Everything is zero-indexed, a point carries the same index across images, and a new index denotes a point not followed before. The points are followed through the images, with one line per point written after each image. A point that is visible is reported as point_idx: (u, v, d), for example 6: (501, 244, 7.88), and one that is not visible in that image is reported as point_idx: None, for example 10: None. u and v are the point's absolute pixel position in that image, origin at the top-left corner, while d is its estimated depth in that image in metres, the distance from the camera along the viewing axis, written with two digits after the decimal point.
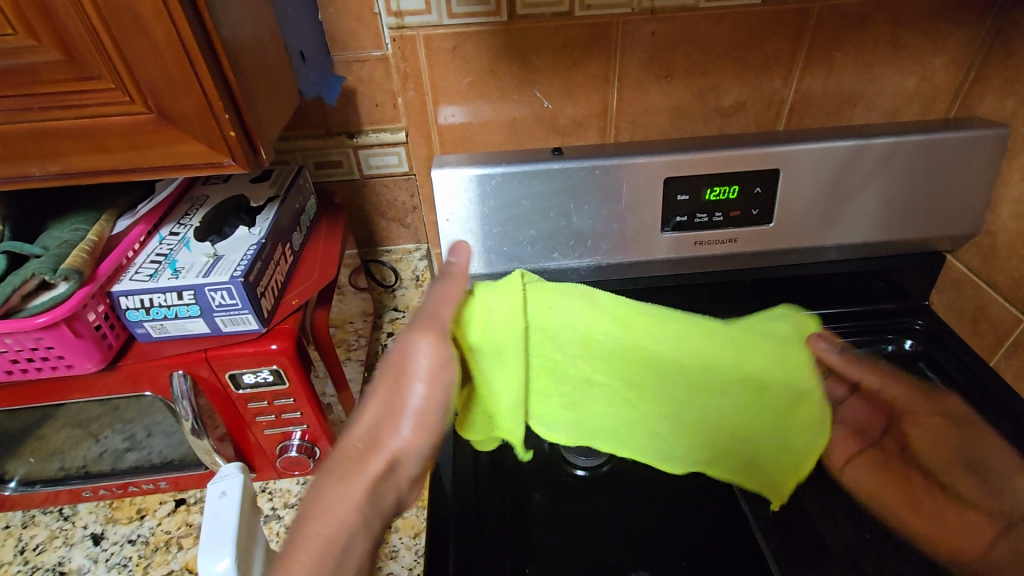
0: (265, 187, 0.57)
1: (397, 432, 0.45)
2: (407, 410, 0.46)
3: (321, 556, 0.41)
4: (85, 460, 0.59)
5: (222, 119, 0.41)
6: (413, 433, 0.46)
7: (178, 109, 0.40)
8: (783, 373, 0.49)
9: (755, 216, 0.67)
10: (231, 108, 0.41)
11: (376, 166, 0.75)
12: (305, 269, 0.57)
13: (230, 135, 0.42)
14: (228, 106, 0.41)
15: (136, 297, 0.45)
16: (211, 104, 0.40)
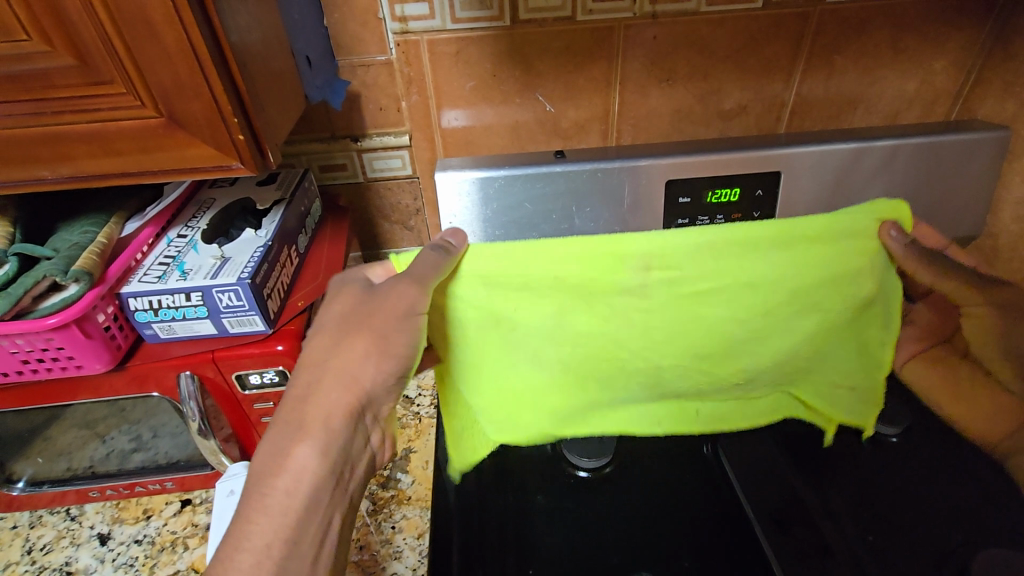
0: (271, 190, 0.58)
1: (360, 375, 0.43)
2: (372, 351, 0.43)
3: (280, 511, 0.39)
4: (91, 461, 0.59)
5: (230, 123, 0.42)
6: (375, 375, 0.43)
7: (188, 114, 0.40)
8: (848, 281, 0.48)
9: (756, 218, 0.68)
10: (239, 113, 0.42)
11: (380, 169, 0.75)
12: (310, 271, 0.57)
13: (239, 139, 0.42)
14: (237, 111, 0.41)
15: (144, 299, 0.45)
16: (220, 109, 0.41)
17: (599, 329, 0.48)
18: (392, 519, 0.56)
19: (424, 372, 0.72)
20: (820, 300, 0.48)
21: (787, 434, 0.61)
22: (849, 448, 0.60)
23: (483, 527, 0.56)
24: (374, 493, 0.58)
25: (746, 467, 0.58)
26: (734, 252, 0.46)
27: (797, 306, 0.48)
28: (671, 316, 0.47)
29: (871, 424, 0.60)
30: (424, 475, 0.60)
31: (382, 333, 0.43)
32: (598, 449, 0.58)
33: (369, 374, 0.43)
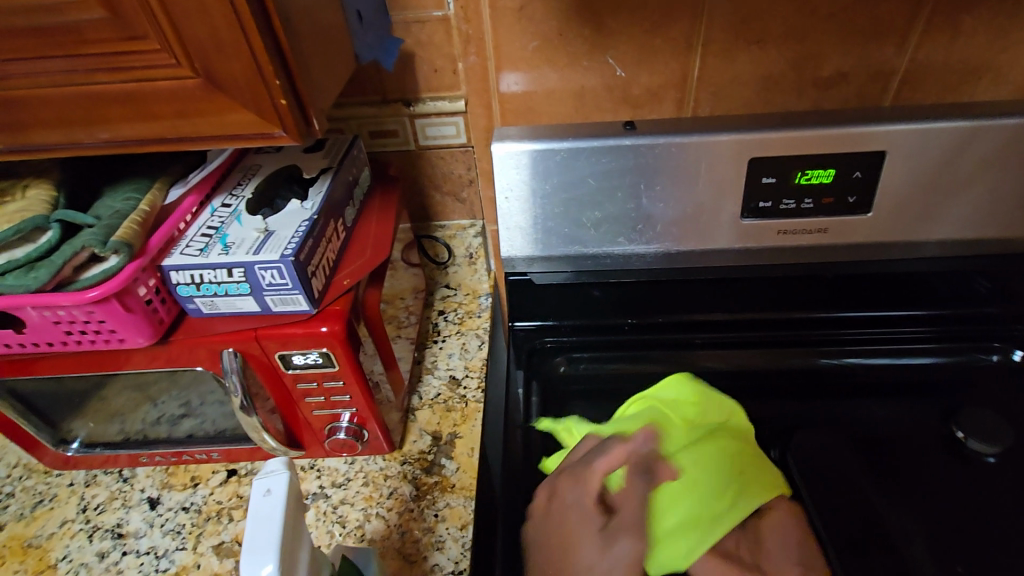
0: (319, 158, 0.54)
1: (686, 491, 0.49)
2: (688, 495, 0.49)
3: None
4: (143, 425, 0.60)
5: (272, 85, 0.37)
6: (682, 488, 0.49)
7: (227, 74, 0.36)
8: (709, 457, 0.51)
9: (850, 204, 0.60)
10: (283, 74, 0.37)
11: (432, 136, 0.71)
12: (358, 245, 0.53)
13: (281, 103, 0.38)
14: (279, 72, 0.37)
15: (185, 273, 0.42)
16: (260, 68, 0.36)
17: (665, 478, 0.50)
18: (435, 507, 0.55)
19: (472, 353, 0.70)
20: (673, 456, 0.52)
21: (868, 445, 0.56)
22: (937, 465, 0.54)
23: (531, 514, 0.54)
24: (418, 479, 0.58)
25: (820, 481, 0.52)
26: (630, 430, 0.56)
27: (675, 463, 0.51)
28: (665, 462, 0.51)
29: (965, 439, 0.55)
30: (469, 463, 0.59)
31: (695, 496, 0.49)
32: None
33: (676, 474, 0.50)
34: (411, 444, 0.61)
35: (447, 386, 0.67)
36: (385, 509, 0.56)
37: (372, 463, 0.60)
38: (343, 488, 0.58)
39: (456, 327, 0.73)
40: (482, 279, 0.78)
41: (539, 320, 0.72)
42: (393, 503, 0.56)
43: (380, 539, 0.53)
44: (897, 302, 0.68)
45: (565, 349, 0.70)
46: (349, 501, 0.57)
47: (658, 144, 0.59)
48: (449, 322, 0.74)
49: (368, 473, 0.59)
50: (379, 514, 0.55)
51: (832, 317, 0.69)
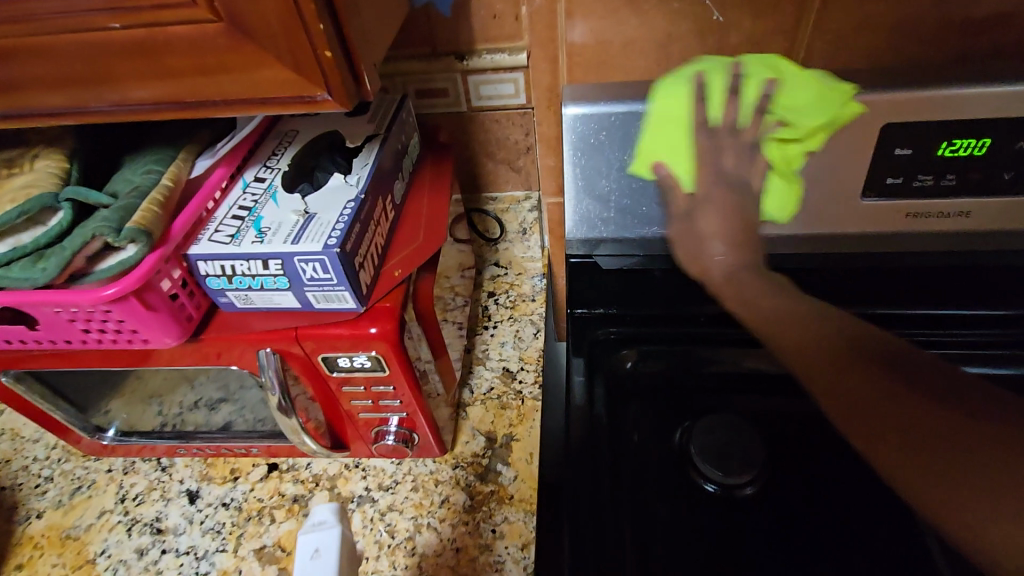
0: (363, 123, 0.46)
1: (761, 290, 0.48)
2: (756, 248, 0.49)
3: None
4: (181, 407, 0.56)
5: (314, 33, 0.29)
6: (762, 287, 0.48)
7: (257, 18, 0.28)
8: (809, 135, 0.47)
9: (1005, 181, 0.49)
10: (326, 17, 0.29)
11: (487, 96, 0.62)
12: (409, 226, 0.46)
13: (325, 56, 0.30)
14: (322, 14, 0.29)
15: (215, 264, 0.36)
16: (299, 9, 0.28)
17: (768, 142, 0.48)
18: (493, 521, 0.50)
19: (527, 342, 0.63)
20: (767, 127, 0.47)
21: None
22: None
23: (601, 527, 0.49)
24: (472, 486, 0.53)
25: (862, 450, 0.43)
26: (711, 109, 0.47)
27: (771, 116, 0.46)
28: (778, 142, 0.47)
29: None
30: (528, 471, 0.53)
31: (727, 144, 0.47)
32: (738, 468, 0.54)
33: (730, 254, 0.49)
34: (464, 445, 0.56)
35: (501, 380, 0.61)
36: (436, 520, 0.51)
37: (421, 465, 0.55)
38: (390, 493, 0.53)
39: (509, 313, 0.66)
40: (536, 256, 0.70)
41: (599, 307, 0.63)
42: (445, 513, 0.51)
43: (432, 554, 0.49)
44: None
45: (633, 340, 0.62)
46: (398, 507, 0.52)
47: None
48: (500, 306, 0.67)
49: (417, 476, 0.54)
50: (430, 524, 0.51)
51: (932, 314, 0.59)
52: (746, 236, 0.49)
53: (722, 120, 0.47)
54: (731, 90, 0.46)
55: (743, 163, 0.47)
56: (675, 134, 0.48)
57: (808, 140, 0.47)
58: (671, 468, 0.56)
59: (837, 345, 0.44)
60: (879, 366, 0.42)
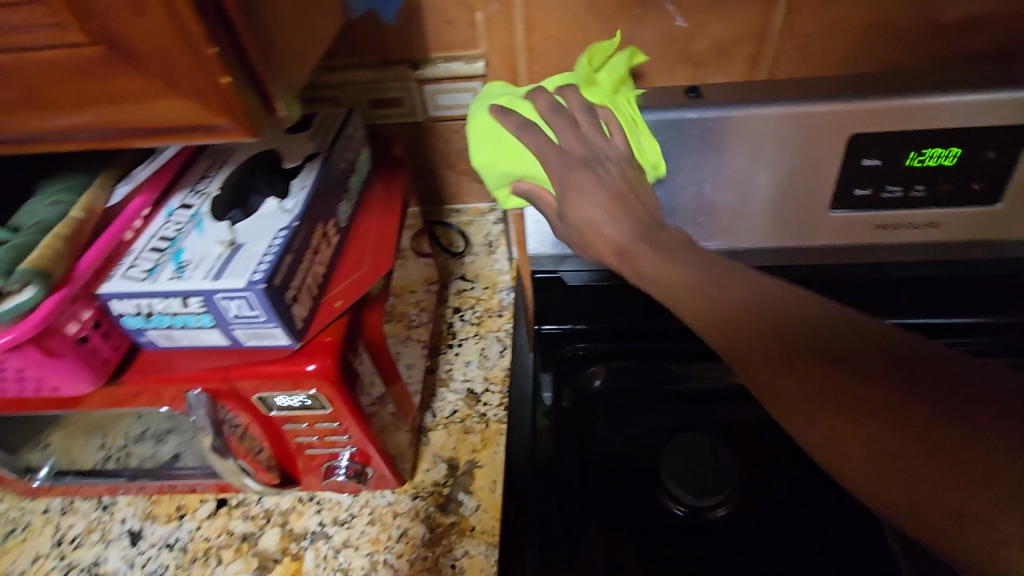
0: (304, 140, 0.43)
1: (662, 261, 0.38)
2: (642, 213, 0.41)
3: None
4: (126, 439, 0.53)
5: (205, 57, 0.25)
6: (660, 258, 0.38)
7: (137, 41, 0.25)
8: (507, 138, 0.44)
9: (974, 192, 0.47)
10: (222, 41, 0.26)
11: (445, 105, 0.59)
12: (355, 249, 0.43)
13: (222, 84, 0.26)
14: (216, 38, 0.25)
15: (129, 302, 0.33)
16: (183, 31, 0.24)
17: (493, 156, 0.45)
18: (452, 556, 0.48)
19: (493, 361, 0.60)
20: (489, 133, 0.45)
21: None
22: None
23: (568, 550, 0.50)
24: (432, 518, 0.50)
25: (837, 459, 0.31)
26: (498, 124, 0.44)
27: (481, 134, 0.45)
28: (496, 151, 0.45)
29: None
30: (491, 500, 0.50)
31: (563, 124, 0.42)
32: (708, 489, 0.52)
33: (623, 223, 0.40)
34: (424, 474, 0.53)
35: (464, 402, 0.58)
36: (394, 556, 0.48)
37: (379, 497, 0.52)
38: (345, 527, 0.50)
39: (475, 330, 0.63)
40: (503, 269, 0.68)
41: (567, 322, 0.62)
42: (403, 549, 0.49)
43: None
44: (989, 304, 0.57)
45: (600, 356, 0.61)
46: (353, 543, 0.49)
47: (740, 115, 0.46)
48: (465, 322, 0.64)
49: (374, 508, 0.51)
50: (387, 561, 0.48)
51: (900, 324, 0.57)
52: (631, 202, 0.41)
53: (541, 115, 0.43)
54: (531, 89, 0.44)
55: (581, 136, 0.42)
56: (491, 134, 0.44)
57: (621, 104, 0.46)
58: (639, 490, 0.54)
59: (782, 346, 0.32)
60: (854, 374, 0.30)
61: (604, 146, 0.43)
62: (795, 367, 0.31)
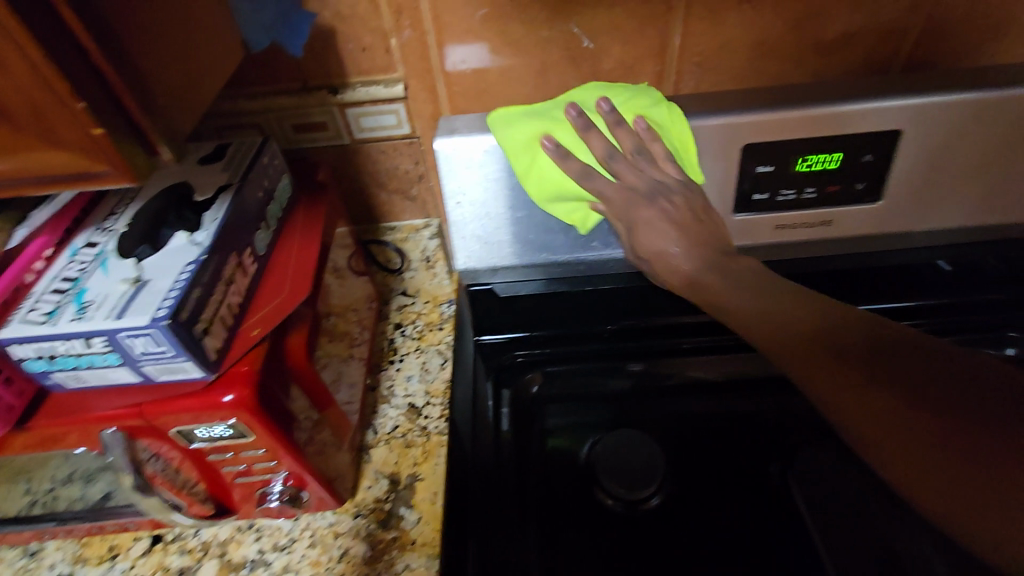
0: (217, 173, 0.44)
1: (718, 286, 0.45)
2: (709, 241, 0.48)
3: None
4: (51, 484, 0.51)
5: (75, 113, 0.27)
6: (721, 281, 0.45)
7: (6, 102, 0.27)
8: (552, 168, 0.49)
9: (858, 191, 0.52)
10: (90, 94, 0.28)
11: (369, 128, 0.60)
12: (275, 277, 0.44)
13: (95, 134, 0.28)
14: (83, 91, 0.27)
15: (30, 346, 0.34)
16: (50, 89, 0.26)
17: (540, 183, 0.50)
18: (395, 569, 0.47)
19: (434, 374, 0.59)
20: (541, 162, 0.49)
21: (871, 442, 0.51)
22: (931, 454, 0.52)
23: (508, 547, 0.51)
24: (373, 534, 0.50)
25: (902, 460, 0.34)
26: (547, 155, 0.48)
27: (531, 162, 0.49)
28: (547, 177, 0.49)
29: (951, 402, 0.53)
30: (432, 511, 0.50)
31: (623, 167, 0.47)
32: (642, 479, 0.54)
33: (694, 259, 0.47)
34: (366, 491, 0.53)
35: (406, 418, 0.57)
36: None
37: (320, 519, 0.52)
38: (286, 553, 0.50)
39: (416, 344, 0.62)
40: (444, 284, 0.67)
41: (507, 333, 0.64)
42: (344, 568, 0.48)
43: None
44: (891, 292, 0.61)
45: (539, 362, 0.63)
46: (293, 568, 0.49)
47: (700, 126, 0.48)
48: (407, 337, 0.63)
49: (316, 530, 0.51)
50: None
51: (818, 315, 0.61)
52: (697, 237, 0.48)
53: (596, 157, 0.47)
54: (582, 130, 0.47)
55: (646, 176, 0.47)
56: (547, 173, 0.49)
57: (671, 130, 0.48)
58: (576, 490, 0.55)
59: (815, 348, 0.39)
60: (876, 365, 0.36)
61: (665, 179, 0.47)
62: (844, 374, 0.37)
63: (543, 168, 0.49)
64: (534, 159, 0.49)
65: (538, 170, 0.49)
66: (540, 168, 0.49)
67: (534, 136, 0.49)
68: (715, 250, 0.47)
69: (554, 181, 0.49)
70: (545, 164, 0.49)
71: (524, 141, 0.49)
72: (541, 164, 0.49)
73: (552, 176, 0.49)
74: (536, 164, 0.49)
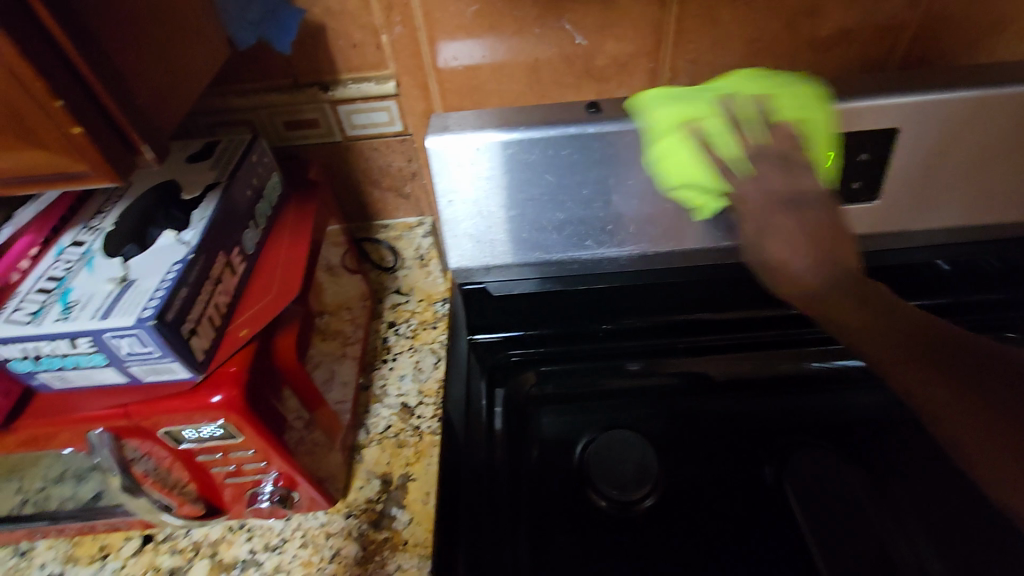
0: (205, 171, 0.43)
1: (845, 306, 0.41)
2: (845, 255, 0.43)
3: None
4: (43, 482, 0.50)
5: (53, 111, 0.27)
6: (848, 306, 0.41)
7: None
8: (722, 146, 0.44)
9: (854, 190, 0.51)
10: (67, 91, 0.27)
11: (362, 125, 0.60)
12: (264, 276, 0.44)
13: (74, 133, 0.28)
14: (60, 88, 0.27)
15: (15, 346, 0.33)
16: (26, 86, 0.26)
17: (672, 167, 0.47)
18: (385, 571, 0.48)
19: (427, 373, 0.59)
20: (683, 147, 0.46)
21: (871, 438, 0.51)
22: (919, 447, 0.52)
23: (499, 546, 0.51)
24: (365, 535, 0.50)
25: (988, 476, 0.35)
26: (694, 139, 0.45)
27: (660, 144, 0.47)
28: (677, 161, 0.46)
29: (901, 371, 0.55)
30: (424, 512, 0.50)
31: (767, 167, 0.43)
32: (632, 481, 0.54)
33: (816, 271, 0.42)
34: (357, 492, 0.53)
35: (398, 417, 0.57)
36: None
37: (312, 519, 0.52)
38: (277, 553, 0.50)
39: (409, 343, 0.62)
40: (438, 282, 0.67)
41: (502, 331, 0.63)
42: (335, 569, 0.49)
43: None
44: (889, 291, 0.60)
45: (534, 361, 0.62)
46: (285, 568, 0.49)
47: None
48: (400, 336, 0.63)
49: (307, 531, 0.51)
50: None
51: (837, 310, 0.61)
52: (829, 248, 0.43)
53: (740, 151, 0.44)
54: (733, 123, 0.44)
55: (793, 183, 0.43)
56: (685, 161, 0.46)
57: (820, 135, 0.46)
58: (568, 489, 0.55)
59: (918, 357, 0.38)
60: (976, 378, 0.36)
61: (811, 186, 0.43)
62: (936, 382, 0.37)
63: (688, 153, 0.46)
64: (671, 142, 0.46)
65: (676, 155, 0.46)
66: (684, 153, 0.46)
67: (672, 119, 0.46)
68: (848, 269, 0.42)
69: (685, 168, 0.46)
70: (692, 148, 0.45)
71: (660, 119, 0.47)
72: (693, 148, 0.45)
73: (696, 162, 0.45)
74: (684, 146, 0.46)
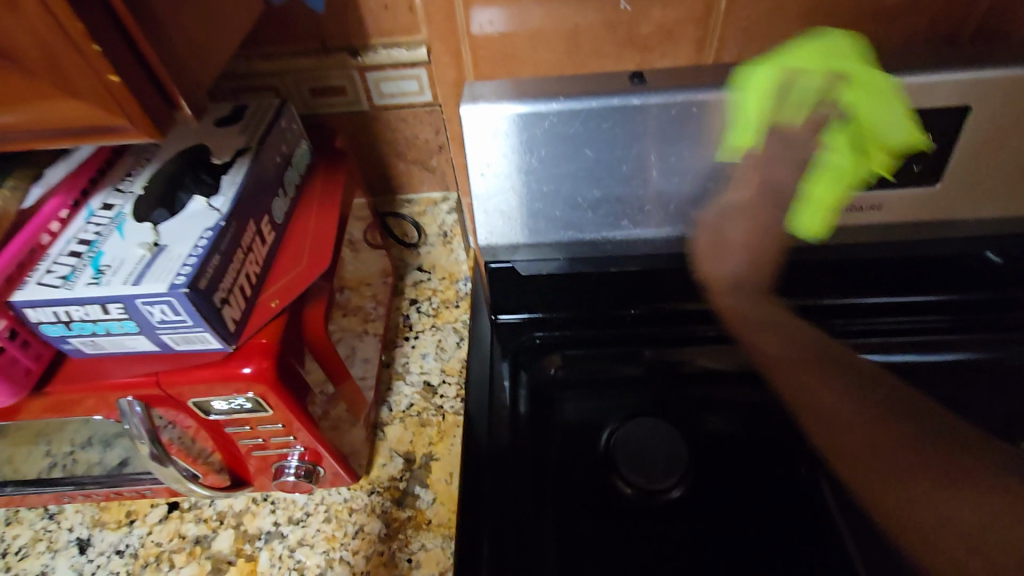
0: (234, 135, 0.42)
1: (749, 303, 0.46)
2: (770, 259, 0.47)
3: None
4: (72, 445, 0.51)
5: (90, 56, 0.26)
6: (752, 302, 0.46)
7: (18, 44, 0.25)
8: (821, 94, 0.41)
9: (914, 172, 0.48)
10: (105, 37, 0.26)
11: (389, 94, 0.58)
12: (293, 247, 0.42)
13: (112, 81, 0.26)
14: (97, 32, 0.25)
15: (46, 310, 0.33)
16: (62, 28, 0.25)
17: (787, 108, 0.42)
18: (409, 550, 0.48)
19: (450, 353, 0.60)
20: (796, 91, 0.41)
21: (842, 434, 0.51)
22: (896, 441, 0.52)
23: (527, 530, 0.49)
24: (388, 513, 0.50)
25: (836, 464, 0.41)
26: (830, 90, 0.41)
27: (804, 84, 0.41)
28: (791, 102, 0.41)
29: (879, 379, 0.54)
30: (448, 492, 0.51)
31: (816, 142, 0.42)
32: (664, 472, 0.52)
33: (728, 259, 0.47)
34: (380, 469, 0.53)
35: (421, 396, 0.57)
36: (350, 553, 0.48)
37: (335, 494, 0.51)
38: (301, 526, 0.50)
39: (431, 321, 0.62)
40: (459, 260, 0.66)
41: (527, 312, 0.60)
42: (359, 545, 0.49)
43: None
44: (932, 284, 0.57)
45: (560, 345, 0.60)
46: (308, 542, 0.49)
47: None
48: (422, 314, 0.62)
49: (330, 505, 0.51)
50: (343, 558, 0.48)
51: (875, 301, 0.56)
52: (767, 253, 0.47)
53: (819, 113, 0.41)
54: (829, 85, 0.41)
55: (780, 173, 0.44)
56: (799, 93, 0.41)
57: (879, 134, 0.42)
58: (593, 475, 0.54)
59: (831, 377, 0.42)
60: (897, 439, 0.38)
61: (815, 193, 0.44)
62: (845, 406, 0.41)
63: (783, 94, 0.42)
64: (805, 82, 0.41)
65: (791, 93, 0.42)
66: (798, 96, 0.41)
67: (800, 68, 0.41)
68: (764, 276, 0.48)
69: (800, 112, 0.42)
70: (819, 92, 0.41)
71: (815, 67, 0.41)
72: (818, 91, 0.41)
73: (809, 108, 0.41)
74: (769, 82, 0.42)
